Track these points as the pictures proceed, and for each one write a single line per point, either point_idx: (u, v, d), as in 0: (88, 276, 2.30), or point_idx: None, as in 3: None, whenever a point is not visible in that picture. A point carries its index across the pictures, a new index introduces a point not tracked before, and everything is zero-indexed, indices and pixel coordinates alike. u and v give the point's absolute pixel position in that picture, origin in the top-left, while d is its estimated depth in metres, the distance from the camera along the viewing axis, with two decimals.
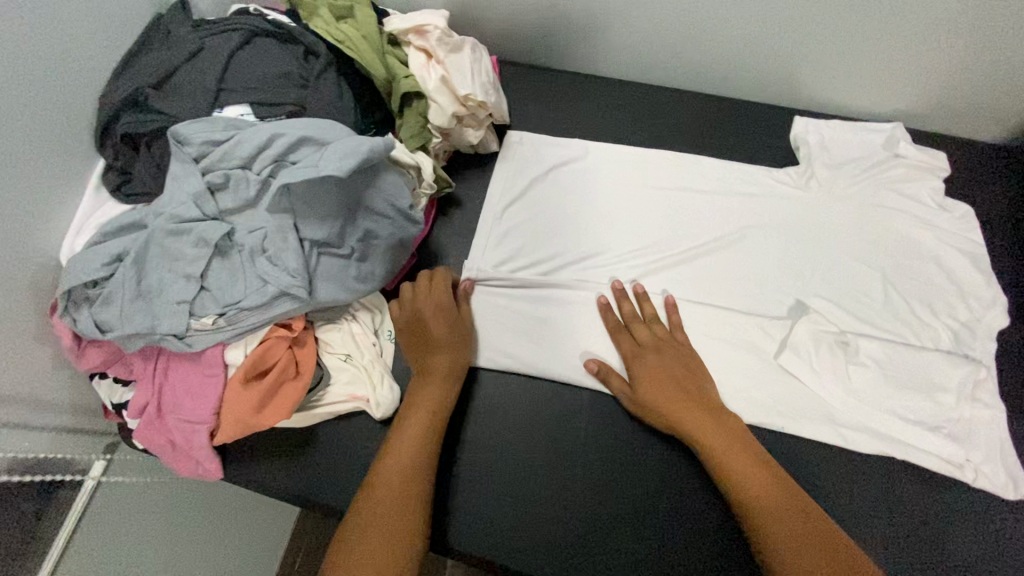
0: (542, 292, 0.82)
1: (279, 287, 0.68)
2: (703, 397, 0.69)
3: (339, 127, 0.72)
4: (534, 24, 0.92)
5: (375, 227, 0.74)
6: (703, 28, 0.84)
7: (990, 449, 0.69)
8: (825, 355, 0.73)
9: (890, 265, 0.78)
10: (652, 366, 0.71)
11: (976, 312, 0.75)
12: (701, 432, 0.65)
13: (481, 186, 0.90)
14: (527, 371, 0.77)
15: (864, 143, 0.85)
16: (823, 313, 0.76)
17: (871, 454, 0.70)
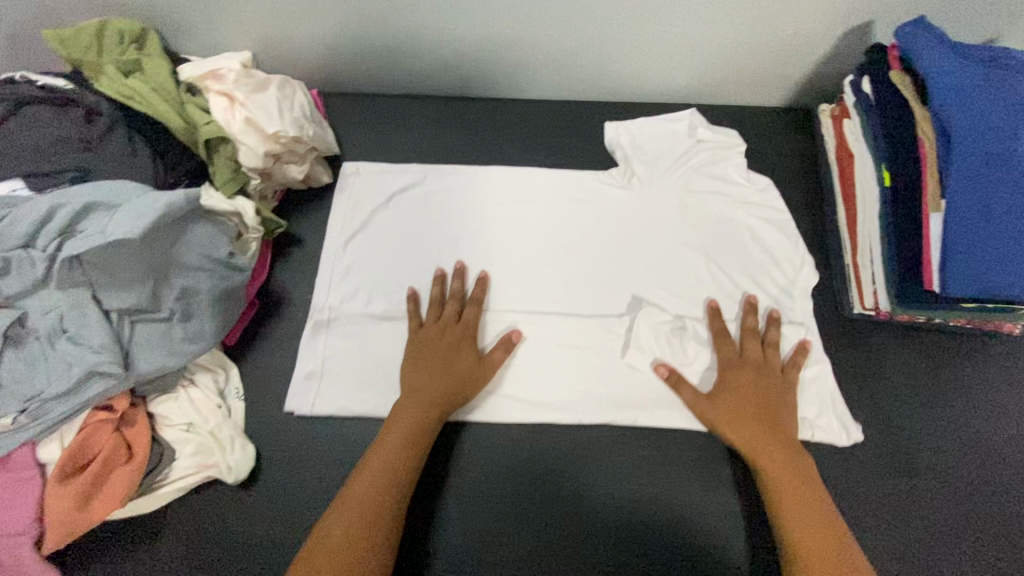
0: (392, 318, 0.80)
1: (85, 368, 0.62)
2: (781, 422, 0.69)
3: (129, 187, 0.67)
4: (343, 55, 0.91)
5: (193, 283, 0.69)
6: (502, 41, 0.87)
7: (819, 383, 0.75)
8: (664, 350, 0.77)
9: (710, 231, 0.84)
10: (746, 384, 0.71)
11: (790, 277, 0.81)
12: (789, 465, 0.65)
13: (318, 221, 0.88)
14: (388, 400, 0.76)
15: (670, 134, 0.89)
16: (656, 303, 0.80)
17: None
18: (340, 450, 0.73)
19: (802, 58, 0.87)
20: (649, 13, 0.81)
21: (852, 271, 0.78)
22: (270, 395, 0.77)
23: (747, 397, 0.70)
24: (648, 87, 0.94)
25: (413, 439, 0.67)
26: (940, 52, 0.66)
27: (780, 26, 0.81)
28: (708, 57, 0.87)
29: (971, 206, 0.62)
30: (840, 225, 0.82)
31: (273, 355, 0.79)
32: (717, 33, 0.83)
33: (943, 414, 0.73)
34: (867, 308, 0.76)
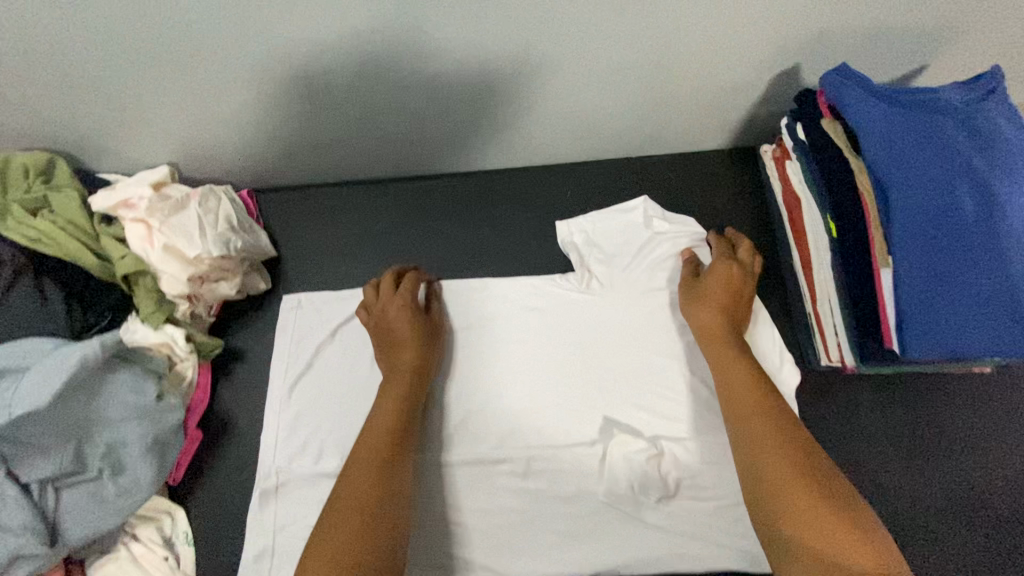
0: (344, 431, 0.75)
1: (6, 553, 0.58)
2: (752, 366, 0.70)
3: (40, 343, 0.63)
4: (265, 155, 0.87)
5: (120, 434, 0.65)
6: (429, 123, 0.83)
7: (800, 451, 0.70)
8: (639, 478, 0.72)
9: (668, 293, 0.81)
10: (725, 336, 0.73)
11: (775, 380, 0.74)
12: (799, 459, 0.60)
13: (260, 330, 0.84)
14: None
15: (625, 228, 0.85)
16: (629, 428, 0.74)
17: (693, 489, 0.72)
18: None
19: (738, 105, 0.84)
20: (578, 84, 0.79)
21: (815, 322, 0.75)
22: (224, 532, 0.72)
23: (749, 396, 0.67)
24: (588, 148, 0.91)
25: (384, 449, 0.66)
26: (867, 101, 0.64)
27: (711, 78, 0.79)
28: (644, 114, 0.85)
29: (919, 261, 0.59)
30: (796, 272, 0.80)
31: (223, 486, 0.74)
32: (649, 92, 0.81)
33: (925, 462, 0.71)
34: (833, 361, 0.73)
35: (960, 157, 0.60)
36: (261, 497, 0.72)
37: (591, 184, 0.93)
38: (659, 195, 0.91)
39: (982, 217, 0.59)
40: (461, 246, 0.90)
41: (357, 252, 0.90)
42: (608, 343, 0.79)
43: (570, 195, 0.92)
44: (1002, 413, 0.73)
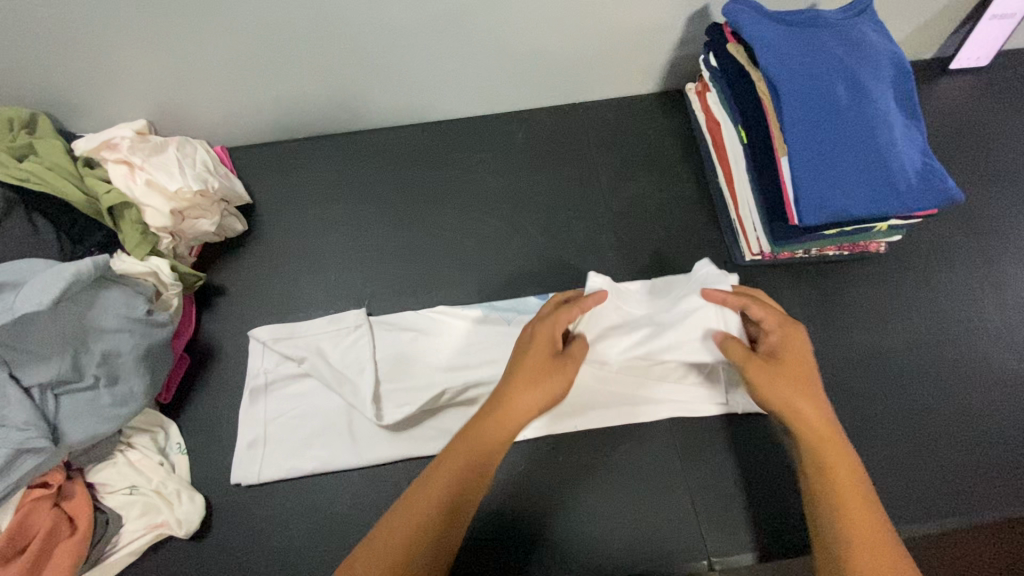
0: (315, 353, 0.79)
1: (11, 447, 0.63)
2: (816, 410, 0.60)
3: (33, 263, 0.68)
4: (237, 109, 0.94)
5: (114, 345, 0.70)
6: (392, 71, 0.91)
7: None
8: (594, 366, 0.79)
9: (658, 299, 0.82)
10: (799, 352, 0.63)
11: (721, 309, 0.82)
12: (813, 392, 0.61)
13: (239, 269, 0.90)
14: (326, 428, 0.77)
15: None
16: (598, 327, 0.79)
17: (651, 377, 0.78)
18: (293, 467, 0.75)
19: (664, 48, 0.95)
20: (520, 30, 0.88)
21: (737, 224, 0.86)
22: (214, 441, 0.78)
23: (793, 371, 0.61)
24: (536, 95, 1.00)
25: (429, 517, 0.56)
26: (759, 21, 0.75)
27: (634, 22, 0.90)
28: (583, 58, 0.95)
29: (809, 145, 0.70)
30: (720, 186, 0.91)
31: (212, 403, 0.80)
32: (584, 38, 0.91)
33: (838, 331, 0.82)
34: (754, 254, 0.84)
35: (834, 61, 0.72)
36: (252, 396, 0.78)
37: (542, 124, 1.01)
38: (603, 129, 1.00)
39: (853, 104, 0.71)
40: (424, 185, 0.97)
41: (325, 197, 0.96)
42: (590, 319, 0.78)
43: (521, 135, 1.00)
44: (897, 283, 0.84)
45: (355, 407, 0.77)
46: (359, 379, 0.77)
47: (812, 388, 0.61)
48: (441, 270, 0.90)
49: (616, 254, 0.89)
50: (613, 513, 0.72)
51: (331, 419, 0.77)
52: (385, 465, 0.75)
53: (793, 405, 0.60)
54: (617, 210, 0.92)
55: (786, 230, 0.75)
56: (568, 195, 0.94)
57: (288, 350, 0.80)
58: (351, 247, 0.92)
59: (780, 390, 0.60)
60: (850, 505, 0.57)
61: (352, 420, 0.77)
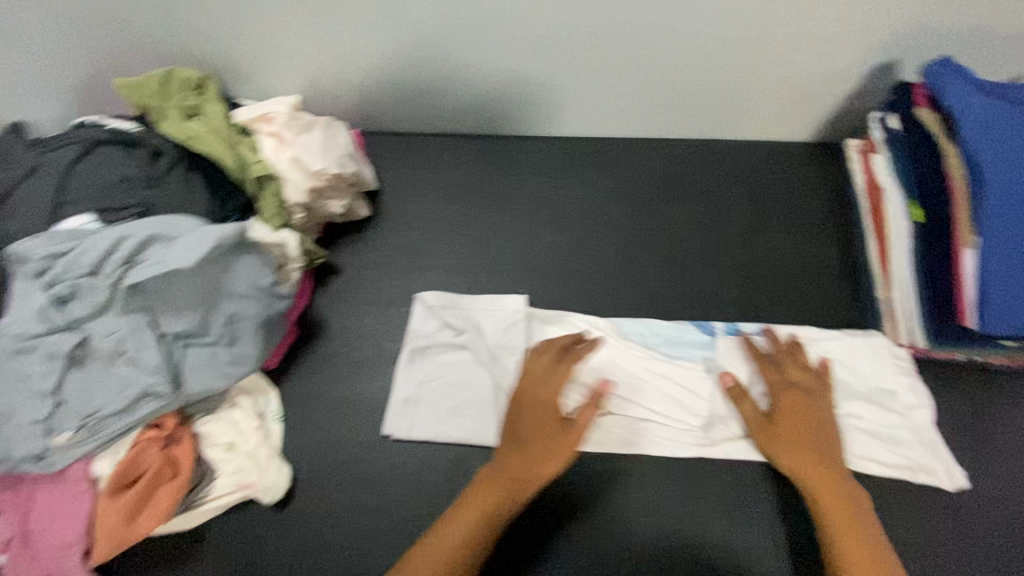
0: (480, 328, 0.84)
1: (140, 388, 0.68)
2: (830, 457, 0.67)
3: (186, 220, 0.73)
4: (381, 97, 0.96)
5: (239, 309, 0.74)
6: (537, 78, 0.90)
7: (912, 438, 0.71)
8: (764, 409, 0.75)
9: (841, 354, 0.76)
10: (793, 405, 0.70)
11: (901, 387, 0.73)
12: (799, 442, 0.68)
13: (356, 252, 0.93)
14: (466, 408, 0.79)
15: None
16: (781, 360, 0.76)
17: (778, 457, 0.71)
18: (437, 433, 0.78)
19: (830, 98, 0.88)
20: (678, 53, 0.84)
21: (887, 306, 0.76)
22: (306, 418, 0.81)
23: (795, 416, 0.69)
24: (678, 125, 0.95)
25: (460, 551, 0.62)
26: (967, 95, 0.69)
27: (805, 64, 0.83)
28: (739, 92, 0.89)
29: (1006, 242, 0.66)
30: (869, 262, 0.80)
31: (313, 379, 0.83)
32: (745, 72, 0.85)
33: (993, 452, 0.71)
34: (900, 344, 0.75)
35: None
36: (410, 354, 0.83)
37: (678, 157, 0.96)
38: (744, 172, 0.93)
39: None
40: (545, 200, 0.94)
41: (448, 195, 0.97)
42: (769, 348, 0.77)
43: (654, 165, 0.95)
44: None
45: (503, 387, 0.79)
46: (510, 361, 0.81)
47: (806, 439, 0.68)
48: (550, 290, 0.87)
49: (739, 308, 0.82)
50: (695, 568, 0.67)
51: (466, 397, 0.80)
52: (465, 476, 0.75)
53: (783, 458, 0.68)
54: (747, 262, 0.86)
55: (965, 317, 0.68)
56: (696, 237, 0.88)
57: (450, 322, 0.84)
58: (465, 250, 0.92)
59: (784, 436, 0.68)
60: (851, 549, 0.60)
61: (497, 400, 0.79)
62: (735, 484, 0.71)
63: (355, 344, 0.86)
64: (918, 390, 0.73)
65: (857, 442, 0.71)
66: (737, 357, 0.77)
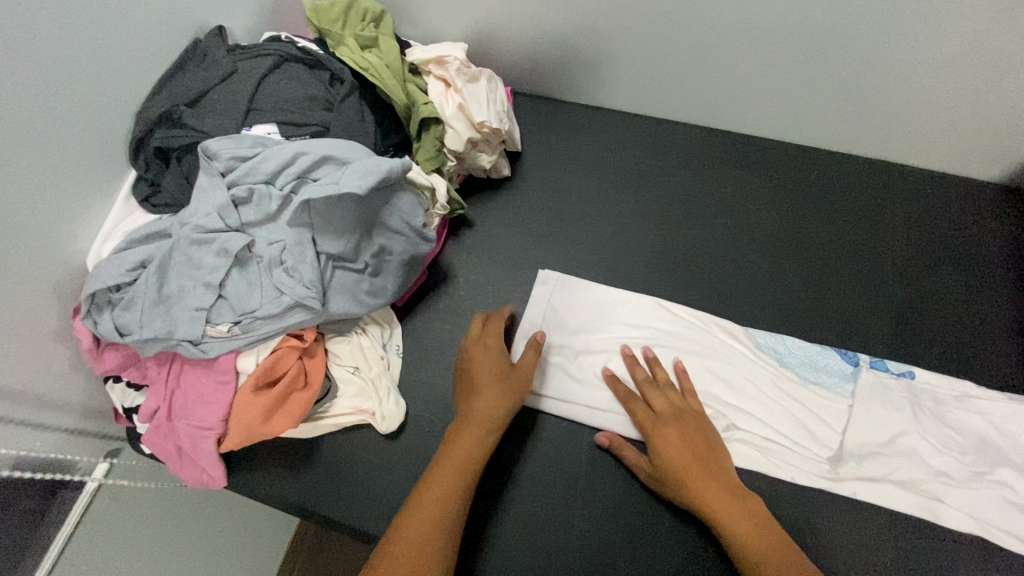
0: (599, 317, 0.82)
1: (293, 298, 0.70)
2: (721, 466, 0.67)
3: (358, 147, 0.75)
4: (543, 58, 0.95)
5: (389, 243, 0.77)
6: (712, 65, 0.86)
7: None
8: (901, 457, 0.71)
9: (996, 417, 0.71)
10: (661, 404, 0.71)
11: None
12: (683, 444, 0.67)
13: (491, 209, 0.93)
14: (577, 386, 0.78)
15: None
16: (924, 411, 0.73)
17: (906, 509, 0.68)
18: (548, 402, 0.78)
19: None
20: (882, 61, 0.78)
21: None
22: (424, 360, 0.83)
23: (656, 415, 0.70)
24: (852, 139, 0.89)
25: (461, 473, 0.64)
26: None
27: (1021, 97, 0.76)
28: (933, 117, 0.82)
29: None
30: None
31: (434, 324, 0.86)
32: (949, 95, 0.79)
33: None
34: None
35: None
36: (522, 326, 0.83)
37: (841, 173, 0.90)
38: (911, 202, 0.87)
39: None
40: (687, 192, 0.91)
41: (590, 170, 0.95)
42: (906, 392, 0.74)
43: (814, 177, 0.90)
44: None
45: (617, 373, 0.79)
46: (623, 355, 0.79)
47: (678, 429, 0.69)
48: (682, 285, 0.85)
49: (885, 345, 0.78)
50: None
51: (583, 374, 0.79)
52: (573, 450, 0.75)
53: (658, 449, 0.67)
54: (903, 299, 0.80)
55: None
56: (849, 262, 0.83)
57: (569, 301, 0.84)
58: (601, 228, 0.91)
59: (661, 431, 0.68)
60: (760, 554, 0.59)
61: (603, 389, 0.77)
62: (860, 525, 0.67)
63: (478, 300, 0.87)
64: None
65: (999, 511, 0.67)
66: (875, 398, 0.73)
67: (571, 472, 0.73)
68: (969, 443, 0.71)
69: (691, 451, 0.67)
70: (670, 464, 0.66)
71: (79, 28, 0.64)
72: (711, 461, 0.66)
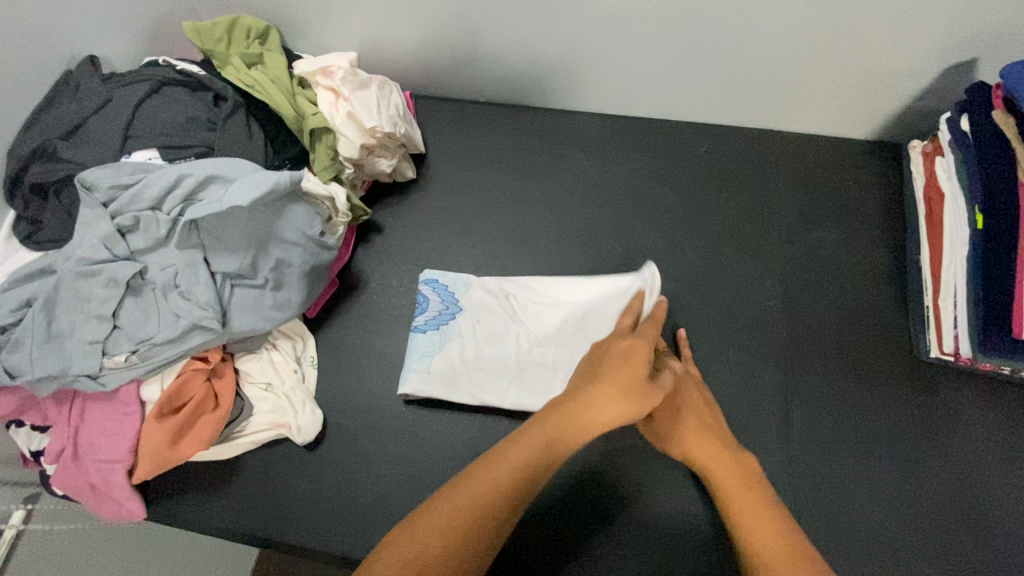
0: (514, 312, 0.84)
1: (190, 320, 0.70)
2: (722, 433, 0.68)
3: (245, 164, 0.75)
4: (435, 60, 0.96)
5: (287, 256, 0.76)
6: (594, 53, 0.89)
7: (927, 444, 0.73)
8: (788, 406, 0.76)
9: (866, 360, 0.78)
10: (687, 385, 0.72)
11: (924, 394, 0.76)
12: (693, 419, 0.68)
13: (399, 212, 0.94)
14: (494, 379, 0.80)
15: None
16: (807, 363, 0.78)
17: (795, 452, 0.74)
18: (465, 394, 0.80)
19: (894, 93, 0.85)
20: (747, 35, 0.81)
21: (932, 315, 0.76)
22: (342, 369, 0.84)
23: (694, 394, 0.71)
24: (736, 111, 0.93)
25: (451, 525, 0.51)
26: None
27: (878, 55, 0.80)
28: (804, 83, 0.86)
29: None
30: (923, 268, 0.79)
31: (349, 331, 0.86)
32: (814, 63, 0.83)
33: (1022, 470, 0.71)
34: (944, 352, 0.74)
35: None
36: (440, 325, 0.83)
37: (729, 144, 0.94)
38: (793, 165, 0.91)
39: None
40: (587, 177, 0.94)
41: (493, 164, 0.97)
42: (794, 347, 0.79)
43: (703, 151, 0.94)
44: None
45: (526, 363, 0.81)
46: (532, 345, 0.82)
47: (700, 409, 0.70)
48: (587, 268, 0.88)
49: (778, 302, 0.82)
50: (698, 540, 0.71)
51: (501, 349, 0.82)
52: (456, 437, 0.78)
53: (669, 420, 0.69)
54: (794, 259, 0.84)
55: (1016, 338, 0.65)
56: (741, 229, 0.87)
57: (498, 296, 0.85)
58: (507, 220, 0.92)
59: (677, 403, 0.70)
60: (762, 536, 0.55)
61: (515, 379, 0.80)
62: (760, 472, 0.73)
63: (392, 303, 0.88)
64: (941, 403, 0.75)
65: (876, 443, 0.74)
66: (763, 354, 0.79)
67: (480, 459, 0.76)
68: (850, 384, 0.77)
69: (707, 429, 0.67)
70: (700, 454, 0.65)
71: None
72: (714, 424, 0.68)
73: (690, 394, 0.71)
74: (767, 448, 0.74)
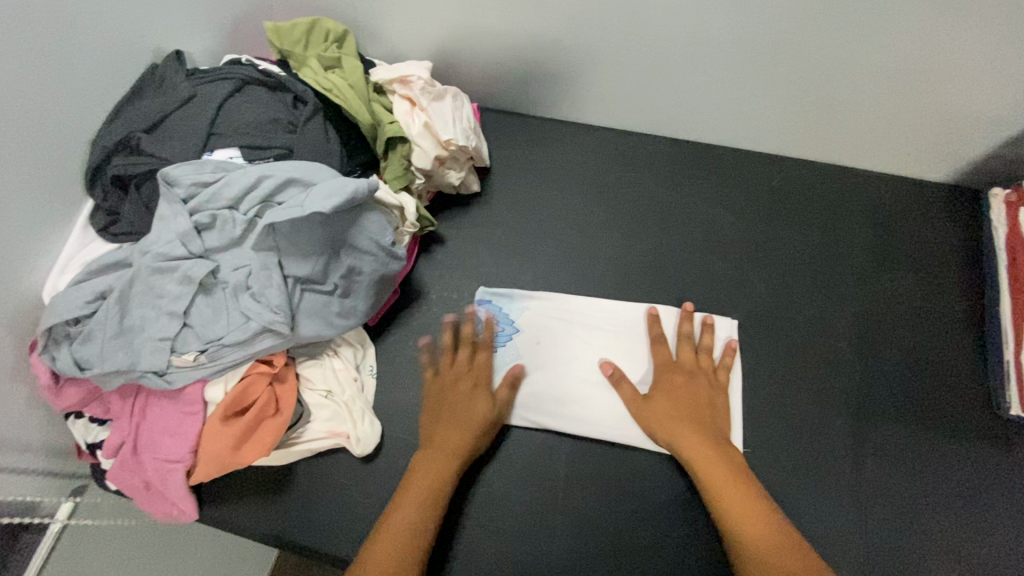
0: (570, 332, 0.84)
1: (260, 324, 0.69)
2: (712, 422, 0.74)
3: (324, 168, 0.74)
4: (508, 74, 0.95)
5: (358, 263, 0.75)
6: (674, 81, 0.87)
7: (1002, 502, 0.72)
8: (858, 453, 0.75)
9: (939, 410, 0.77)
10: (672, 383, 0.77)
11: (1005, 451, 0.75)
12: (677, 413, 0.74)
13: (462, 224, 0.93)
14: (549, 398, 0.80)
15: None
16: (877, 408, 0.77)
17: (865, 502, 0.73)
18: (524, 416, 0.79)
19: (981, 140, 0.83)
20: (836, 75, 0.79)
21: (1014, 370, 0.75)
22: (400, 381, 0.83)
23: (678, 394, 0.76)
24: (811, 146, 0.92)
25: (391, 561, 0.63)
26: None
27: (970, 104, 0.78)
28: (886, 124, 0.85)
29: None
30: (1004, 318, 0.78)
31: (407, 343, 0.85)
32: (900, 107, 0.81)
33: None
34: None
35: None
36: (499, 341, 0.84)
37: (800, 178, 0.93)
38: (866, 205, 0.90)
39: None
40: (654, 202, 0.93)
41: (558, 182, 0.96)
42: (865, 391, 0.78)
43: (773, 183, 0.93)
44: None
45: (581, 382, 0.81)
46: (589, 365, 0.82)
47: (683, 407, 0.74)
48: (651, 295, 0.86)
49: (847, 344, 0.80)
50: None
51: (561, 368, 0.82)
52: (520, 464, 0.77)
53: (649, 412, 0.75)
54: (865, 301, 0.83)
55: None
56: (811, 267, 0.86)
57: (557, 317, 0.85)
58: (571, 240, 0.91)
59: (657, 407, 0.75)
60: (749, 527, 0.62)
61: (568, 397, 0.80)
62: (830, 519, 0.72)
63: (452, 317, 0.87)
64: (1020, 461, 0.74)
65: (954, 498, 0.73)
66: (834, 397, 0.78)
67: (546, 485, 0.76)
68: (923, 435, 0.76)
69: (694, 427, 0.72)
70: (687, 448, 0.70)
71: (26, 63, 0.62)
72: (699, 416, 0.74)
73: (673, 395, 0.76)
74: (836, 495, 0.73)
